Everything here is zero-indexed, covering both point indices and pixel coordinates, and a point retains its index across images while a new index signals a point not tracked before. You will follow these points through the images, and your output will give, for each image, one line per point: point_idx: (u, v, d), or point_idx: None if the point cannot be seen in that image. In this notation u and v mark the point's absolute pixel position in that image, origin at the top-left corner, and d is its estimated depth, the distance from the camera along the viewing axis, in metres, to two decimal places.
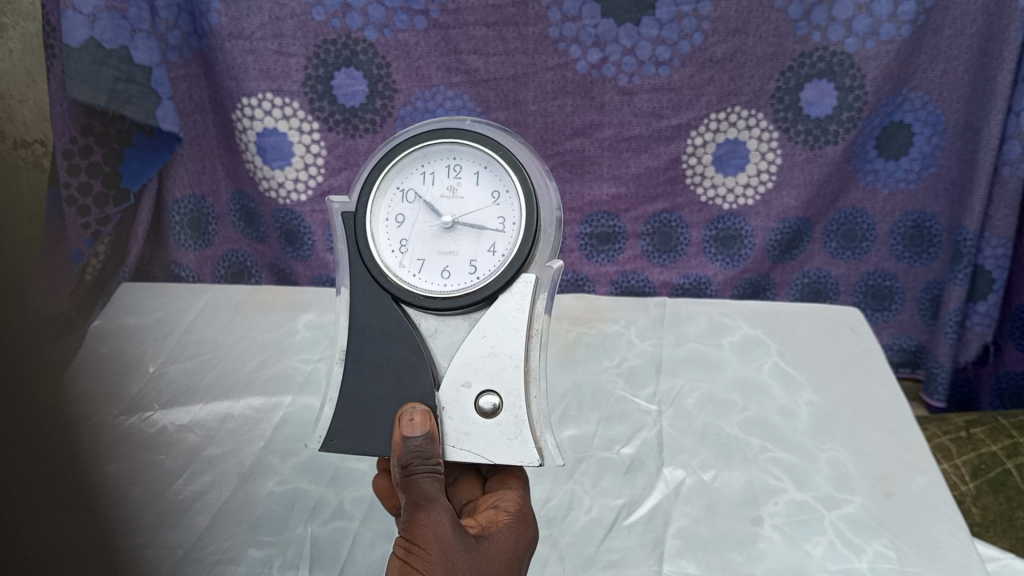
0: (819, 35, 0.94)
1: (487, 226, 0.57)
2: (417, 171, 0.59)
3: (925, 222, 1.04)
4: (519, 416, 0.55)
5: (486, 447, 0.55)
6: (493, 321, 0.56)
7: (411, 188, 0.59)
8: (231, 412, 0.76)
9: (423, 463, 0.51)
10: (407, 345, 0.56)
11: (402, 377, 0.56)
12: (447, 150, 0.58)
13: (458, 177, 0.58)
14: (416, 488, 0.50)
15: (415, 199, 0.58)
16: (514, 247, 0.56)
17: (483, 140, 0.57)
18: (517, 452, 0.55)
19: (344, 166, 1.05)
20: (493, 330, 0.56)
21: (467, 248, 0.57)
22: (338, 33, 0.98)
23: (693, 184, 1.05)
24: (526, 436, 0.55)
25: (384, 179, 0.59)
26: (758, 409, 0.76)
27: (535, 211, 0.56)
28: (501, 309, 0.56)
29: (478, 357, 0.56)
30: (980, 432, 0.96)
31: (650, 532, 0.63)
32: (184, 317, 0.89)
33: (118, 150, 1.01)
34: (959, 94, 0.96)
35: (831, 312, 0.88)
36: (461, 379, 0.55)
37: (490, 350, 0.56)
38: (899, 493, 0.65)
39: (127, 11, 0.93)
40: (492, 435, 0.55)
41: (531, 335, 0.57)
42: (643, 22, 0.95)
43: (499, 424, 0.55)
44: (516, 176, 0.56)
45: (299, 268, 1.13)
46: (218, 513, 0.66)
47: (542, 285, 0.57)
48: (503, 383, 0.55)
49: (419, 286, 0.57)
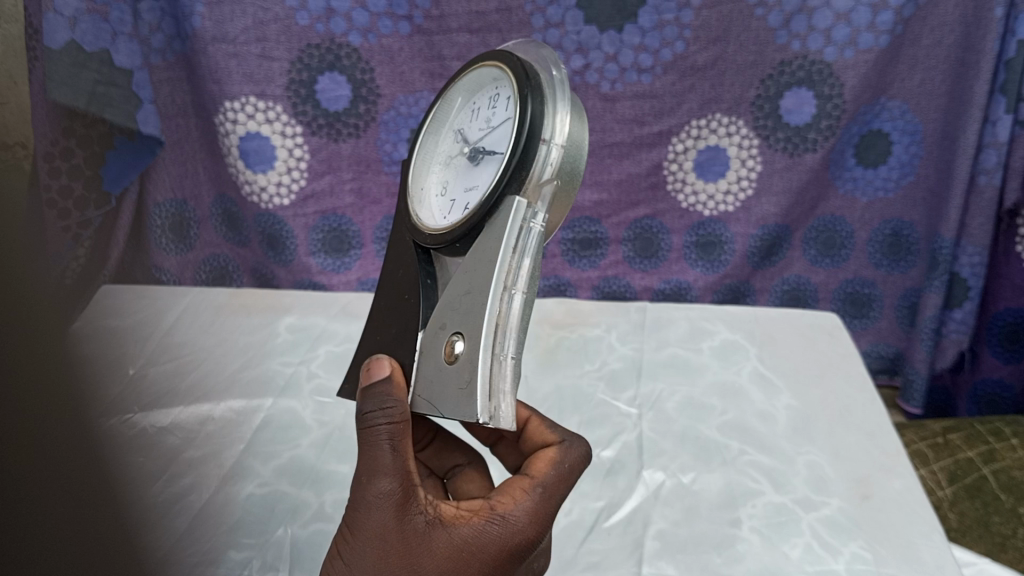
0: (799, 44, 0.95)
1: (495, 151, 0.53)
2: (470, 108, 0.58)
3: (902, 230, 1.06)
4: (471, 360, 0.47)
5: (439, 398, 0.49)
6: (476, 255, 0.51)
7: (461, 129, 0.58)
8: (212, 415, 0.76)
9: (382, 414, 0.47)
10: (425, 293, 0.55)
11: (400, 320, 0.55)
12: (490, 78, 0.56)
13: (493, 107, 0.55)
14: (365, 441, 0.47)
15: (458, 136, 0.58)
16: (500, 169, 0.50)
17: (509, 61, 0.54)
18: (463, 405, 0.47)
19: (327, 170, 1.06)
20: (473, 266, 0.51)
21: (476, 179, 0.54)
22: (322, 37, 0.98)
23: (675, 190, 1.06)
24: (475, 387, 0.47)
25: (443, 122, 0.60)
26: (736, 412, 0.76)
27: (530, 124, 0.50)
28: (484, 237, 0.51)
29: (455, 299, 0.51)
30: (957, 438, 0.97)
31: (630, 534, 0.64)
32: (165, 319, 0.88)
33: (99, 152, 0.99)
34: (937, 103, 0.97)
35: (808, 317, 0.89)
36: (439, 322, 0.51)
37: (465, 289, 0.50)
38: (875, 495, 0.66)
39: (107, 14, 0.93)
40: (447, 382, 0.48)
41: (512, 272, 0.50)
42: (626, 30, 0.96)
43: (457, 372, 0.48)
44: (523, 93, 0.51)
45: (281, 273, 1.13)
46: (198, 515, 0.65)
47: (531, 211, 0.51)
48: (467, 321, 0.49)
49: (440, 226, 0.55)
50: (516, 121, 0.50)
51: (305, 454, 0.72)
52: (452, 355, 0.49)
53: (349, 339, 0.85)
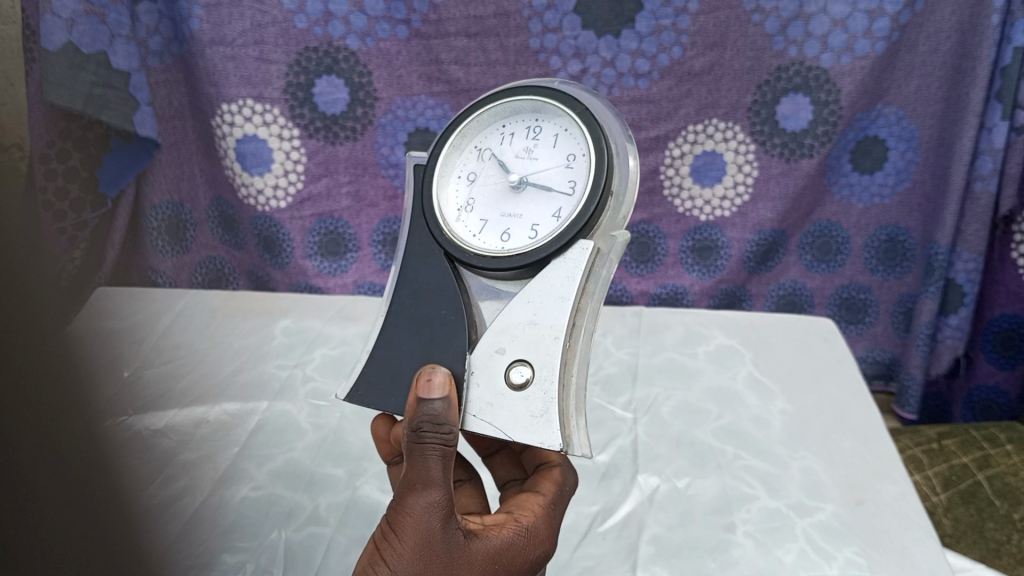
0: (796, 50, 0.96)
1: (557, 189, 0.57)
2: (498, 130, 0.61)
3: (898, 236, 1.06)
4: (548, 393, 0.51)
5: (507, 422, 0.52)
6: (539, 287, 0.54)
7: (489, 147, 0.60)
8: (206, 417, 0.76)
9: (436, 429, 0.48)
10: (451, 307, 0.56)
11: (438, 336, 0.55)
12: (529, 109, 0.59)
13: (538, 138, 0.59)
14: (414, 456, 0.48)
15: (490, 156, 0.60)
16: (576, 210, 0.55)
17: (565, 100, 0.57)
18: (540, 432, 0.51)
19: (324, 173, 1.06)
20: (539, 296, 0.54)
21: (533, 211, 0.57)
22: (320, 40, 0.98)
23: (671, 195, 1.06)
24: (551, 416, 0.51)
25: (464, 135, 0.61)
26: (731, 417, 0.76)
27: (601, 173, 0.54)
28: (551, 276, 0.54)
29: (518, 324, 0.54)
30: (951, 444, 0.98)
31: (625, 538, 0.64)
32: (161, 322, 0.88)
33: (96, 155, 1.00)
34: (933, 110, 0.98)
35: (803, 322, 0.89)
36: (496, 345, 0.54)
37: (531, 318, 0.53)
38: (870, 501, 0.66)
39: (105, 16, 0.93)
40: (517, 410, 0.52)
41: (579, 308, 0.54)
42: (623, 35, 0.96)
43: (527, 399, 0.52)
44: (590, 137, 0.55)
45: (277, 276, 1.13)
46: (193, 517, 0.65)
47: (603, 257, 0.55)
48: (537, 354, 0.52)
49: (477, 245, 0.57)
50: (597, 175, 0.54)
51: (300, 458, 0.72)
52: (518, 382, 0.52)
53: (345, 342, 0.85)
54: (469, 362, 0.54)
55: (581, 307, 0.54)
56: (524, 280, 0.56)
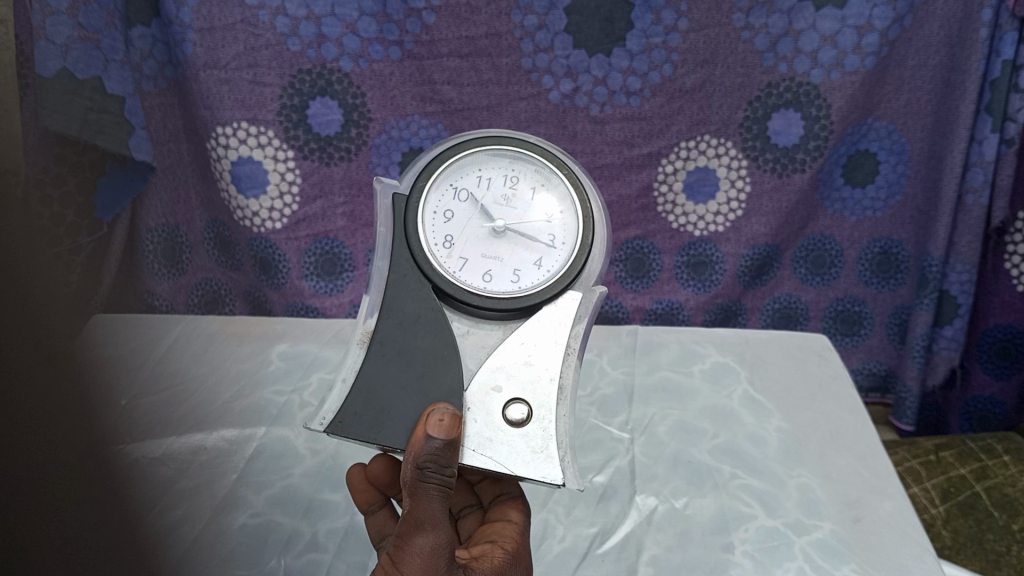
0: (786, 66, 0.96)
1: (539, 239, 0.60)
2: (474, 172, 0.61)
3: (892, 248, 1.07)
4: (547, 431, 0.57)
5: (507, 457, 0.56)
6: (531, 330, 0.59)
7: (465, 188, 0.61)
8: (204, 444, 0.76)
9: (440, 469, 0.49)
10: (442, 340, 0.58)
11: (431, 369, 0.57)
12: (507, 158, 0.61)
13: (515, 187, 0.61)
14: (419, 496, 0.49)
15: (467, 197, 0.61)
16: (564, 264, 0.60)
17: (549, 156, 0.61)
18: (542, 467, 0.56)
19: (319, 194, 1.06)
20: (532, 340, 0.59)
21: (515, 257, 0.60)
22: (314, 62, 0.99)
23: (665, 211, 1.06)
24: (550, 452, 0.57)
25: (441, 172, 0.61)
26: (728, 436, 0.76)
27: (590, 233, 0.60)
28: (543, 320, 0.59)
29: (512, 364, 0.58)
30: (949, 456, 0.98)
31: (624, 560, 0.64)
32: (157, 348, 0.88)
33: (91, 179, 1.00)
34: (924, 123, 0.99)
35: (798, 338, 0.89)
36: (492, 383, 0.57)
37: (526, 359, 0.58)
38: (867, 518, 0.66)
39: (100, 41, 0.93)
40: (517, 445, 0.56)
41: (569, 352, 0.60)
42: (614, 53, 0.97)
43: (527, 435, 0.57)
44: (575, 198, 0.60)
45: (274, 297, 1.13)
46: (191, 546, 0.65)
47: (586, 305, 0.61)
48: (533, 394, 0.57)
49: (465, 284, 0.59)
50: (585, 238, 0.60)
51: (298, 483, 0.72)
52: (518, 419, 0.57)
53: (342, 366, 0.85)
54: (466, 399, 0.57)
55: (570, 351, 0.60)
56: (509, 322, 0.59)
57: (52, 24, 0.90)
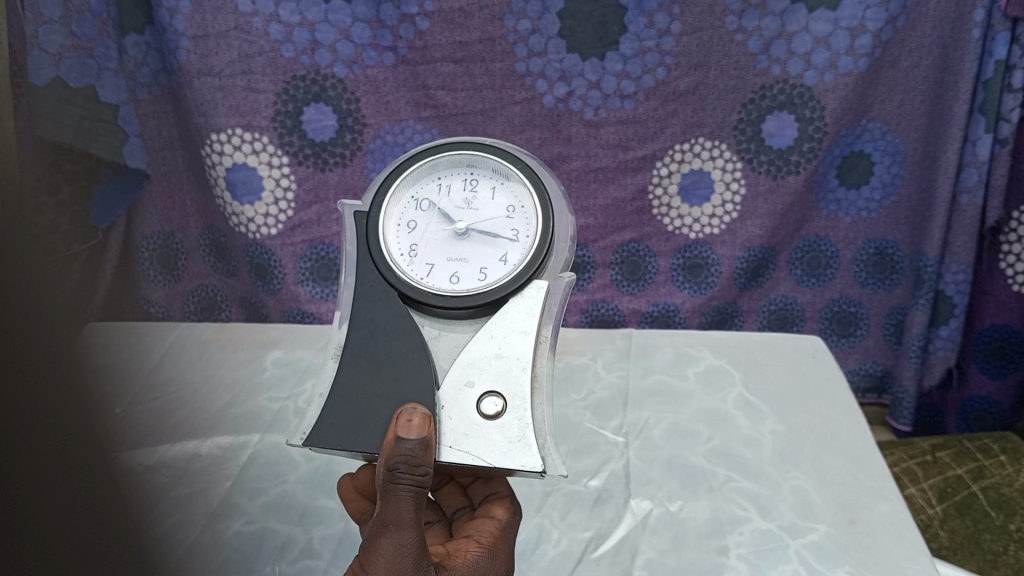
0: (779, 69, 0.97)
1: (501, 236, 0.60)
2: (432, 182, 0.63)
3: (887, 249, 1.07)
4: (522, 419, 0.56)
5: (484, 450, 0.55)
6: (500, 323, 0.58)
7: (426, 197, 0.62)
8: (199, 451, 0.76)
9: (411, 470, 0.49)
10: (411, 345, 0.58)
11: (401, 373, 0.57)
12: (465, 163, 0.63)
13: (474, 190, 0.62)
14: (390, 497, 0.48)
15: (429, 206, 0.62)
16: (527, 255, 0.59)
17: (503, 154, 0.62)
18: (519, 456, 0.55)
19: (314, 200, 1.06)
20: (502, 332, 0.58)
21: (480, 256, 0.60)
22: (307, 68, 0.99)
23: (660, 214, 1.06)
24: (528, 440, 0.56)
25: (400, 185, 0.62)
26: (722, 438, 0.76)
27: (550, 222, 0.60)
28: (511, 312, 0.59)
29: (484, 358, 0.58)
30: (946, 456, 0.98)
31: (619, 563, 0.64)
32: (152, 356, 0.88)
33: (86, 187, 1.00)
34: (917, 124, 0.99)
35: (792, 340, 0.89)
36: (464, 379, 0.57)
37: (496, 352, 0.58)
38: (862, 519, 0.66)
39: (93, 50, 0.94)
40: (493, 438, 0.56)
41: (541, 341, 0.59)
42: (608, 57, 0.97)
43: (503, 427, 0.56)
44: (532, 190, 0.60)
45: (270, 303, 1.12)
46: (186, 554, 0.66)
47: (554, 294, 0.60)
48: (507, 386, 0.57)
49: (430, 287, 0.59)
50: (544, 226, 0.60)
51: (293, 490, 0.72)
52: (492, 412, 0.56)
53: None
54: (439, 397, 0.56)
55: (541, 340, 0.59)
56: (479, 318, 0.59)
57: (45, 33, 0.91)
